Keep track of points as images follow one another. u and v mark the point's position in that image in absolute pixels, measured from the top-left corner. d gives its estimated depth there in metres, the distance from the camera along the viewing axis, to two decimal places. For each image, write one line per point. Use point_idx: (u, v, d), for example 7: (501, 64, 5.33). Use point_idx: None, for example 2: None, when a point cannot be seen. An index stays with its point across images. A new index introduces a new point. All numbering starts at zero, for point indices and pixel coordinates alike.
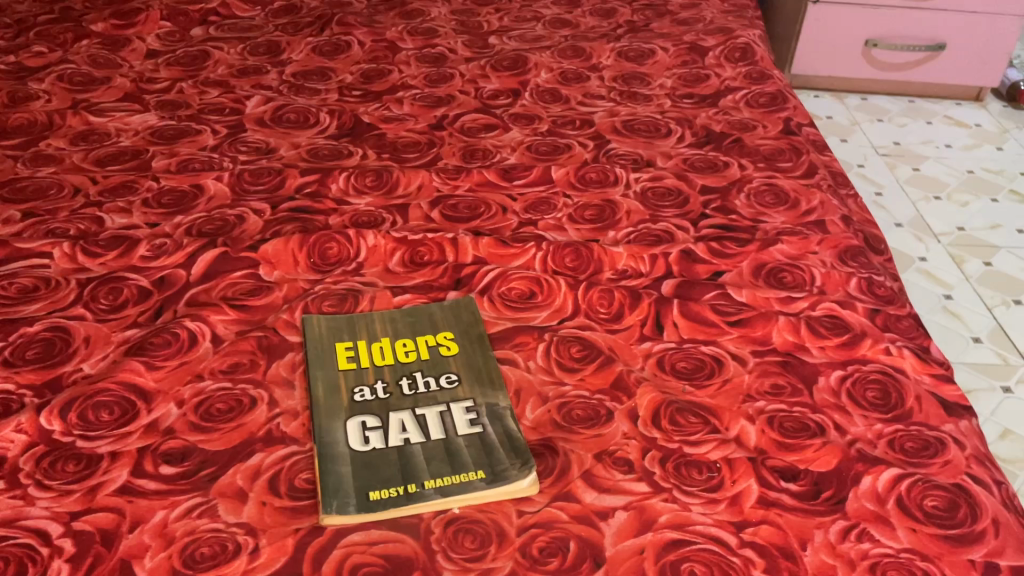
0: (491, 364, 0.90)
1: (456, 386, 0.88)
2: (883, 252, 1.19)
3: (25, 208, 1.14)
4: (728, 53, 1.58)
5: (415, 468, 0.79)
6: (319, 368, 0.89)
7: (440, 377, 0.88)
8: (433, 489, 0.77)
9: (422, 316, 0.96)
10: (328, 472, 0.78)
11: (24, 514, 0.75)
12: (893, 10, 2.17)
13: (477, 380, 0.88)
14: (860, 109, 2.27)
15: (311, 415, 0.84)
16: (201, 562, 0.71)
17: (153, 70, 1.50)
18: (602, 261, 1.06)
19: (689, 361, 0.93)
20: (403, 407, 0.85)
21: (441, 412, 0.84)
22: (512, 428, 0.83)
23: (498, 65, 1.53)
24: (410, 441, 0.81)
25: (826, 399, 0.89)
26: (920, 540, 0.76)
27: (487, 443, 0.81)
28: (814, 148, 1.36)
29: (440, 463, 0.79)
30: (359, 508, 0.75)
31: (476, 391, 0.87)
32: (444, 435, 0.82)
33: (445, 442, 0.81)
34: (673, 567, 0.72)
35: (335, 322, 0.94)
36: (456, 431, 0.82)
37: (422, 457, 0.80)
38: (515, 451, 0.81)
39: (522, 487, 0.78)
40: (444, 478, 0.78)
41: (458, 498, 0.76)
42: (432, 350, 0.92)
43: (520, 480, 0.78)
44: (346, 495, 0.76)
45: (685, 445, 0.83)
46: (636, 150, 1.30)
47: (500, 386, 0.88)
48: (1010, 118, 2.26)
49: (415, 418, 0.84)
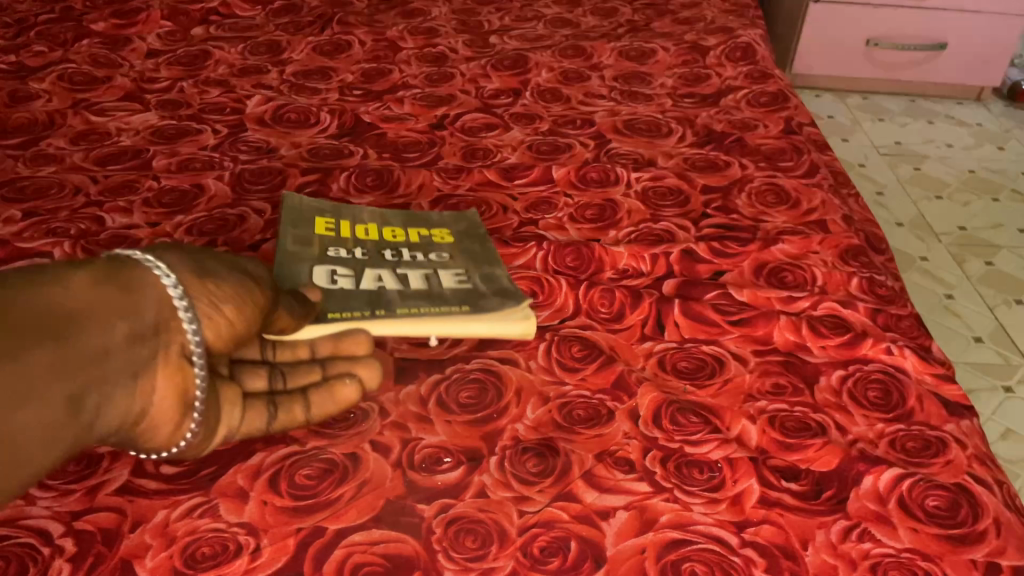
0: (485, 251, 1.05)
1: (443, 259, 1.03)
2: (883, 253, 1.18)
3: (26, 207, 1.14)
4: (729, 53, 1.57)
5: (392, 302, 0.93)
6: (305, 232, 1.05)
7: (428, 254, 1.03)
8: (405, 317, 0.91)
9: (418, 216, 1.11)
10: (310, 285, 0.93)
11: (26, 514, 0.75)
12: (894, 11, 2.17)
13: (468, 259, 1.03)
14: (862, 109, 2.27)
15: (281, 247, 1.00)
16: (202, 562, 0.71)
17: (154, 70, 1.50)
18: (603, 261, 1.06)
19: (690, 361, 0.92)
20: (383, 266, 1.00)
21: (424, 274, 0.99)
22: (498, 286, 0.98)
23: (498, 64, 1.53)
24: (387, 287, 0.96)
25: (827, 399, 0.89)
26: (921, 540, 0.75)
27: (470, 294, 0.96)
28: (815, 147, 1.35)
29: (415, 301, 0.93)
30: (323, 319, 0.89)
31: (466, 265, 1.02)
32: (426, 287, 0.97)
33: (428, 291, 0.96)
34: (674, 567, 0.72)
35: (314, 206, 1.10)
36: (440, 286, 0.97)
37: (400, 296, 0.94)
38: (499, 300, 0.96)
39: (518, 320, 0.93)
40: (423, 308, 0.92)
41: (436, 324, 0.91)
42: (427, 238, 1.08)
43: (512, 322, 0.93)
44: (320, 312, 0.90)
45: (685, 445, 0.83)
46: (637, 150, 1.30)
47: (493, 263, 1.02)
48: (1011, 117, 2.26)
49: (393, 274, 0.98)
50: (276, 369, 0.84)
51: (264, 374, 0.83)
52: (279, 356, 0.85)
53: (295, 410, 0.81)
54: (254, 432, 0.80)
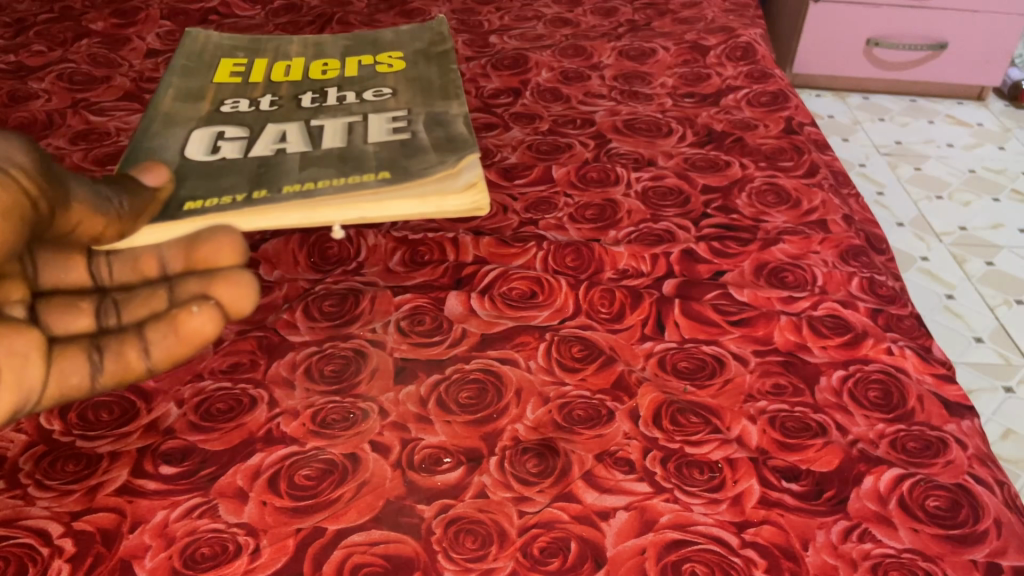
0: (419, 78, 1.21)
1: (377, 93, 1.16)
2: (884, 253, 1.18)
3: None
4: (730, 53, 1.57)
5: (286, 171, 0.97)
6: (203, 86, 1.20)
7: (360, 86, 1.18)
8: (306, 190, 0.93)
9: (358, 43, 1.33)
10: (204, 156, 1.01)
11: (24, 514, 0.75)
12: (893, 10, 2.17)
13: (405, 90, 1.17)
14: (863, 109, 2.26)
15: (160, 120, 1.10)
16: (202, 563, 0.71)
17: (152, 70, 1.50)
18: (603, 261, 1.06)
19: (690, 361, 0.92)
20: (292, 116, 1.11)
21: (345, 118, 1.09)
22: (417, 120, 1.08)
23: (498, 64, 1.53)
24: (289, 145, 1.03)
25: (827, 399, 0.89)
26: (922, 541, 0.75)
27: (382, 144, 1.02)
28: (816, 147, 1.35)
29: (314, 170, 0.97)
30: (171, 211, 0.90)
31: (405, 98, 1.15)
32: (340, 143, 1.03)
33: (339, 148, 1.02)
34: (675, 567, 0.72)
35: (234, 49, 1.32)
36: (352, 140, 1.04)
37: (299, 163, 0.98)
38: (451, 143, 1.04)
39: (466, 195, 0.97)
40: (324, 177, 0.95)
41: (327, 193, 0.92)
42: (363, 72, 1.24)
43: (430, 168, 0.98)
44: (215, 164, 0.99)
45: (686, 445, 0.83)
46: (638, 150, 1.30)
47: (428, 91, 1.17)
48: (1012, 116, 2.26)
49: (302, 126, 1.08)
50: (116, 307, 0.75)
51: (88, 314, 0.74)
52: (117, 277, 0.79)
53: (129, 356, 0.72)
54: (72, 392, 0.68)
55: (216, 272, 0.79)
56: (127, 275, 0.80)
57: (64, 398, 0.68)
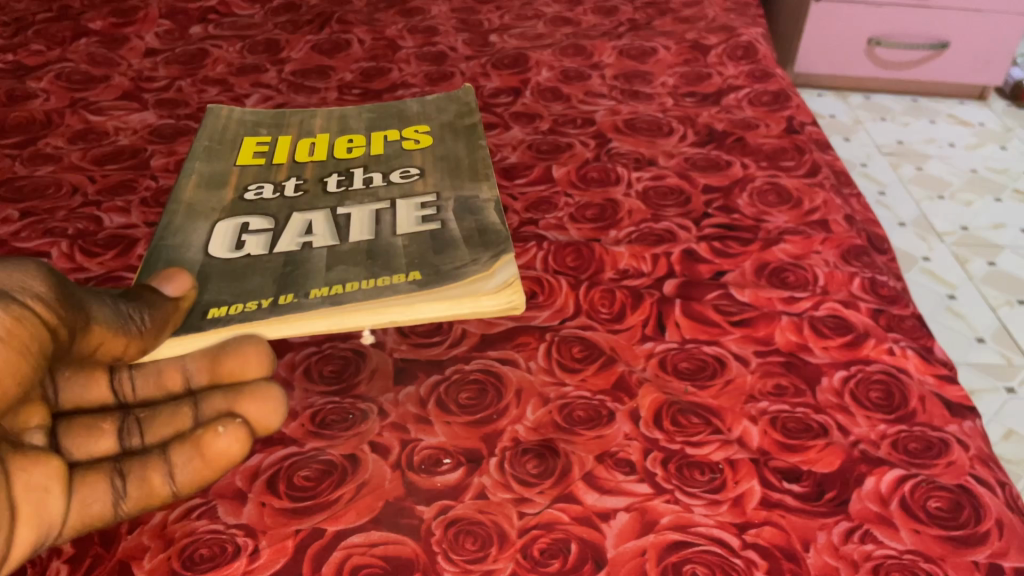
0: (452, 160, 1.16)
1: (408, 178, 1.12)
2: (886, 252, 1.18)
3: (23, 208, 1.13)
4: (731, 52, 1.57)
5: (314, 272, 0.95)
6: (221, 166, 1.15)
7: (393, 171, 1.13)
8: (334, 295, 0.91)
9: (390, 114, 1.28)
10: (230, 255, 0.97)
11: None
12: (894, 10, 2.17)
13: (438, 177, 1.13)
14: (864, 109, 2.26)
15: (183, 212, 1.06)
16: (201, 564, 0.71)
17: (151, 69, 1.49)
18: (603, 261, 1.06)
19: (691, 362, 0.92)
20: (319, 207, 1.07)
21: (375, 212, 1.05)
22: (454, 217, 1.04)
23: (498, 64, 1.53)
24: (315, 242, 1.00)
25: (828, 400, 0.88)
26: (924, 542, 0.75)
27: (416, 242, 0.99)
28: (817, 146, 1.35)
29: (343, 271, 0.95)
30: (196, 323, 0.86)
31: (435, 187, 1.10)
32: (372, 237, 1.00)
33: (370, 243, 0.99)
34: (675, 568, 0.72)
35: (255, 119, 1.27)
36: (384, 234, 1.01)
37: (327, 263, 0.96)
38: (481, 236, 1.00)
39: (498, 297, 0.92)
40: (354, 280, 0.93)
41: (358, 297, 0.91)
42: (392, 147, 1.20)
43: (465, 273, 0.94)
44: (237, 269, 0.95)
45: (687, 446, 0.83)
46: (638, 149, 1.29)
47: (464, 180, 1.12)
48: (1014, 116, 2.25)
49: (330, 218, 1.04)
50: (134, 421, 0.75)
51: (111, 435, 0.73)
52: (140, 393, 0.78)
53: (153, 480, 0.71)
54: (95, 519, 0.69)
55: (241, 385, 0.78)
56: (150, 391, 0.78)
57: (87, 525, 0.69)
